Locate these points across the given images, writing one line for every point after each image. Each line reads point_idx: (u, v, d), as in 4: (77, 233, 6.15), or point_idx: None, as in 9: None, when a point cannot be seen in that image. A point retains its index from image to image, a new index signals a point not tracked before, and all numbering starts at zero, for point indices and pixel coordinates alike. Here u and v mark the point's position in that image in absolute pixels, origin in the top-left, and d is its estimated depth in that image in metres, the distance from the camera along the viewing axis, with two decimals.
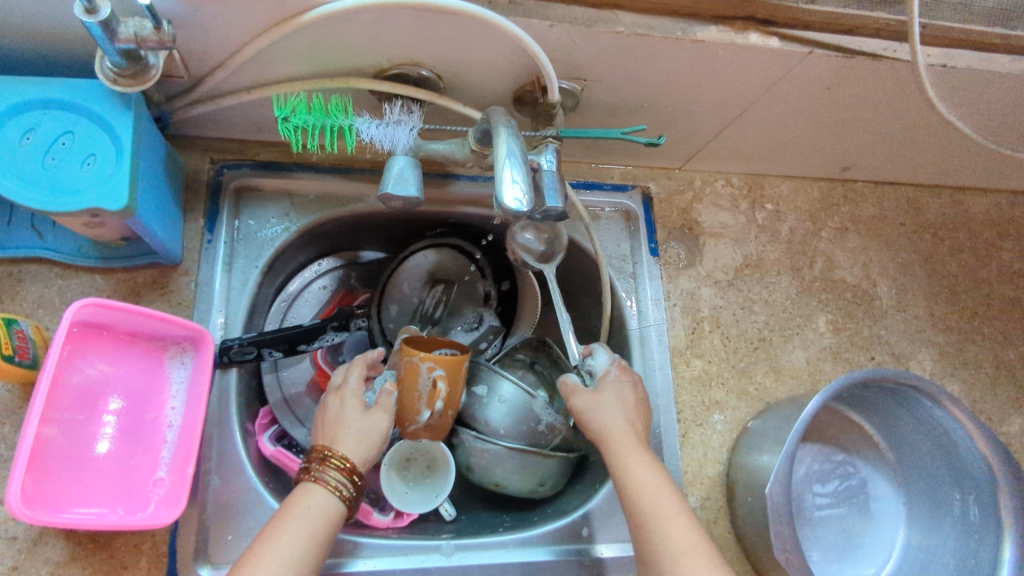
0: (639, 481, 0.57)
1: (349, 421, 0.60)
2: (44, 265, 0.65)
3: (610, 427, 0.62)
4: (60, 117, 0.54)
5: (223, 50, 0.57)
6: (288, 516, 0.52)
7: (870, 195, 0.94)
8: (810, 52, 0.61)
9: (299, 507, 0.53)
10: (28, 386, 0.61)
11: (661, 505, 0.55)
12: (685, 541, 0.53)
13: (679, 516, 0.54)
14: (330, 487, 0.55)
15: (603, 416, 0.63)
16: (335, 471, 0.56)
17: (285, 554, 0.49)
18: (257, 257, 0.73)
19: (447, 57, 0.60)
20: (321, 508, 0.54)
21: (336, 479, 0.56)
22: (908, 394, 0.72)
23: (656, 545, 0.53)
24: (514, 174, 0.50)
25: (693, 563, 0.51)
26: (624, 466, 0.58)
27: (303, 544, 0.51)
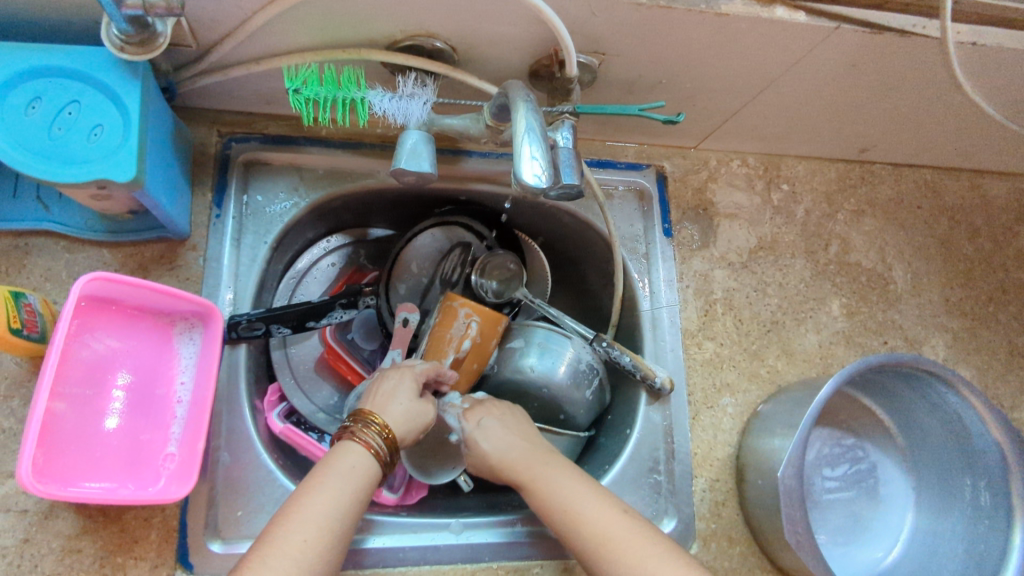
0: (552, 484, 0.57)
1: (398, 394, 0.62)
2: (51, 238, 0.64)
3: (511, 456, 0.61)
4: (66, 86, 0.53)
5: (233, 19, 0.56)
6: (329, 471, 0.52)
7: (887, 177, 0.92)
8: (836, 27, 0.59)
9: (341, 464, 0.53)
10: (37, 359, 0.61)
11: (574, 498, 0.55)
12: (607, 528, 0.52)
13: (596, 502, 0.55)
14: (371, 449, 0.55)
15: (502, 449, 0.62)
16: (379, 434, 0.57)
17: (327, 512, 0.49)
18: (266, 232, 0.72)
19: (462, 29, 0.58)
20: (363, 467, 0.54)
21: (377, 442, 0.56)
22: (923, 379, 0.71)
23: (580, 538, 0.53)
24: (534, 149, 0.49)
25: (617, 547, 0.51)
26: (533, 479, 0.58)
27: (345, 502, 0.51)
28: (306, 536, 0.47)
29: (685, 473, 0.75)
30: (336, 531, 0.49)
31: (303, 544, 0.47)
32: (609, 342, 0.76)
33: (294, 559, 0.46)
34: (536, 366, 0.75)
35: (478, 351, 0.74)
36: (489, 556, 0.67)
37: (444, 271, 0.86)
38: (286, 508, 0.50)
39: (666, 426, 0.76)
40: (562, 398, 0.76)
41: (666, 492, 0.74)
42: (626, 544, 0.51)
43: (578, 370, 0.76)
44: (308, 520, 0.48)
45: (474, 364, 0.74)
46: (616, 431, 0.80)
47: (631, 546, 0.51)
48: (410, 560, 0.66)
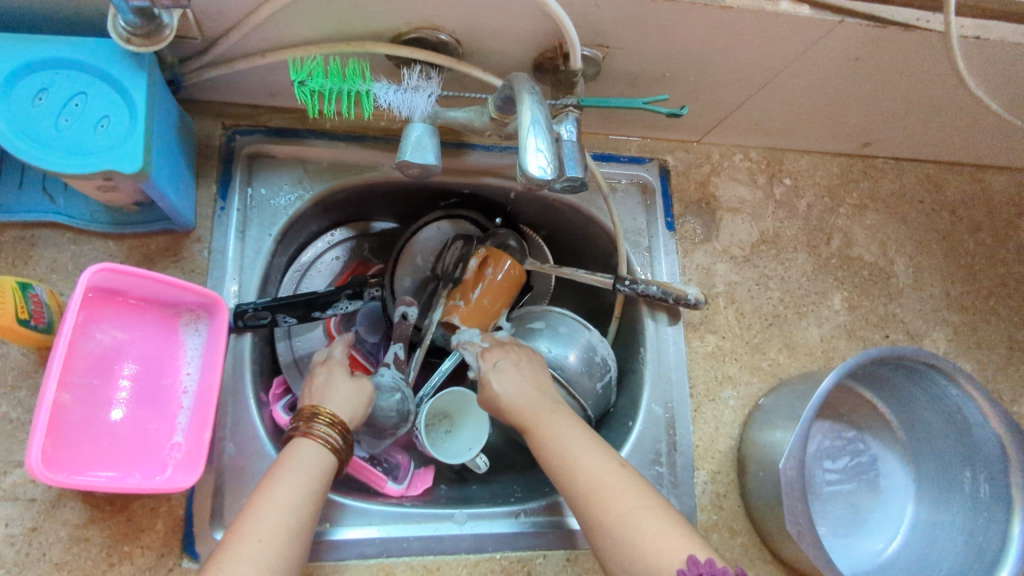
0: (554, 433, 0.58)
1: (335, 383, 0.63)
2: (57, 230, 0.65)
3: (518, 402, 0.62)
4: (72, 77, 0.53)
5: (238, 11, 0.56)
6: (282, 471, 0.53)
7: (890, 171, 0.93)
8: (840, 21, 0.59)
9: (293, 461, 0.54)
10: (44, 350, 0.61)
11: (572, 448, 0.56)
12: (605, 476, 0.53)
13: (592, 454, 0.55)
14: (319, 441, 0.56)
15: (510, 397, 0.63)
16: (323, 424, 0.58)
17: (283, 507, 0.50)
18: (273, 223, 0.72)
19: (467, 21, 0.58)
20: (314, 460, 0.55)
21: (325, 431, 0.57)
22: (923, 372, 0.71)
23: (572, 486, 0.54)
24: (539, 141, 0.49)
25: (606, 495, 0.52)
26: (536, 427, 0.59)
27: (302, 497, 0.51)
28: (260, 532, 0.47)
29: (687, 465, 0.75)
30: (296, 526, 0.49)
31: (259, 541, 0.47)
32: (634, 279, 0.76)
33: (251, 557, 0.46)
34: (551, 350, 0.76)
35: (491, 288, 0.79)
36: (492, 546, 0.68)
37: (444, 269, 0.85)
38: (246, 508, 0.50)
39: (668, 419, 0.77)
40: (575, 386, 0.76)
41: (668, 484, 0.75)
42: (615, 492, 0.52)
43: (591, 360, 0.77)
44: (265, 517, 0.49)
45: (485, 301, 0.79)
46: (618, 423, 0.81)
47: (618, 494, 0.52)
48: (414, 549, 0.66)
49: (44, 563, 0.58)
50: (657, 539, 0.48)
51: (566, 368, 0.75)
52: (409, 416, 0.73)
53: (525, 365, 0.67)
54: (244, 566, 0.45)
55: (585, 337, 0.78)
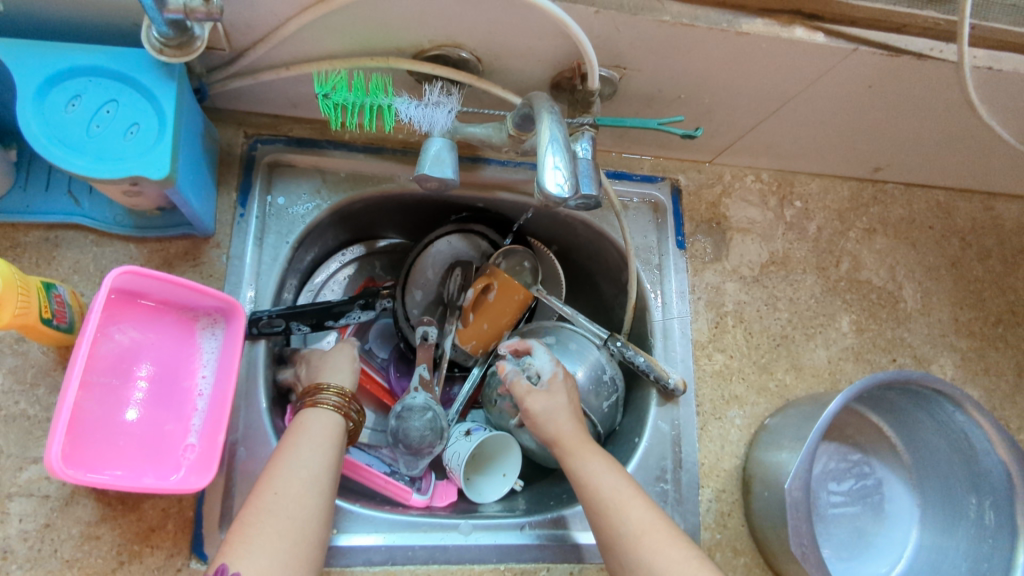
0: (594, 475, 0.59)
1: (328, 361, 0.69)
2: (81, 232, 0.66)
3: (563, 429, 0.63)
4: (104, 85, 0.54)
5: (266, 24, 0.57)
6: (295, 438, 0.57)
7: (900, 197, 0.93)
8: (854, 49, 0.60)
9: (303, 430, 0.58)
10: (64, 349, 0.63)
11: (619, 487, 0.57)
12: (643, 520, 0.55)
13: (637, 499, 0.57)
14: (326, 405, 0.61)
15: (557, 420, 0.64)
16: (328, 393, 0.63)
17: (299, 466, 0.54)
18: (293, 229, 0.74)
19: (489, 40, 0.60)
20: (325, 427, 0.59)
21: (331, 399, 0.62)
22: (930, 398, 0.71)
23: (616, 531, 0.55)
24: (557, 159, 0.51)
25: (655, 540, 0.54)
26: (578, 462, 0.60)
27: (319, 466, 0.55)
28: (277, 488, 0.52)
29: (692, 483, 0.75)
30: (310, 481, 0.54)
31: (275, 494, 0.52)
32: (624, 342, 0.78)
33: (270, 510, 0.50)
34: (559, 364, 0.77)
35: (489, 312, 0.83)
36: (497, 558, 0.68)
37: (449, 296, 0.87)
38: (265, 470, 0.54)
39: (674, 436, 0.77)
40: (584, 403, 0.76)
41: (673, 501, 0.75)
42: (661, 541, 0.54)
43: (599, 379, 0.78)
44: (283, 475, 0.53)
45: (482, 325, 0.83)
46: (625, 439, 0.81)
47: (668, 541, 0.54)
48: (419, 558, 0.67)
49: (56, 559, 0.59)
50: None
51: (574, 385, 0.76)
52: (443, 434, 0.76)
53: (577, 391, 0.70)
54: (265, 519, 0.50)
55: (594, 355, 0.79)
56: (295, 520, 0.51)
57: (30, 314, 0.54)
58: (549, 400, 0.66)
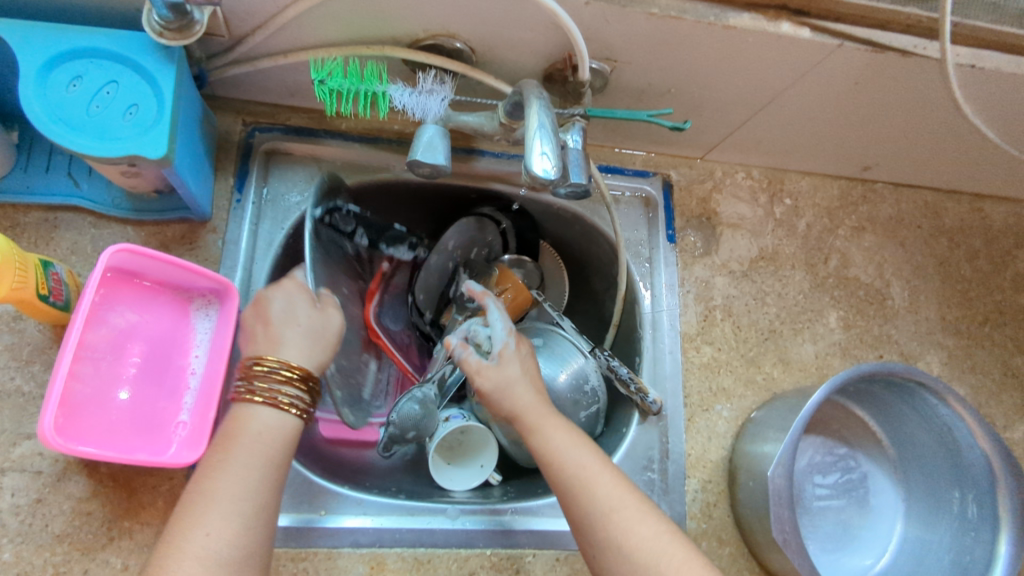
0: (562, 452, 0.57)
1: (295, 319, 0.58)
2: (79, 213, 0.67)
3: (522, 404, 0.60)
4: (105, 67, 0.56)
5: (265, 11, 0.59)
6: (233, 444, 0.49)
7: (889, 196, 0.95)
8: (839, 45, 0.62)
9: (246, 433, 0.50)
10: (60, 327, 0.64)
11: (588, 467, 0.56)
12: (613, 496, 0.54)
13: (607, 475, 0.56)
14: (278, 404, 0.52)
15: (512, 395, 0.61)
16: (264, 382, 0.53)
17: (237, 489, 0.46)
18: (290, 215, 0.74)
19: (482, 30, 0.61)
20: (272, 430, 0.51)
21: (269, 387, 0.53)
22: (914, 391, 0.72)
23: (586, 507, 0.54)
24: (544, 145, 0.52)
25: (625, 517, 0.53)
26: (544, 440, 0.58)
27: (259, 473, 0.48)
28: (211, 527, 0.44)
29: (678, 473, 0.76)
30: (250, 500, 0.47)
31: (206, 534, 0.44)
32: (611, 354, 0.80)
33: (196, 554, 0.43)
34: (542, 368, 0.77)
35: None
36: (483, 542, 0.69)
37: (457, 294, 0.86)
38: (192, 490, 0.46)
39: (662, 427, 0.78)
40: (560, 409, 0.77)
41: (659, 491, 0.76)
42: (631, 514, 0.53)
43: (579, 386, 0.78)
44: (217, 504, 0.45)
45: None
46: (615, 430, 0.82)
47: (637, 516, 0.53)
48: (406, 541, 0.68)
49: (47, 534, 0.60)
50: (683, 569, 0.51)
51: (554, 388, 0.77)
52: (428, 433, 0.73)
53: (531, 357, 0.67)
54: (191, 565, 0.42)
55: (579, 363, 0.79)
56: (237, 552, 0.45)
57: (27, 289, 0.55)
58: (498, 374, 0.62)
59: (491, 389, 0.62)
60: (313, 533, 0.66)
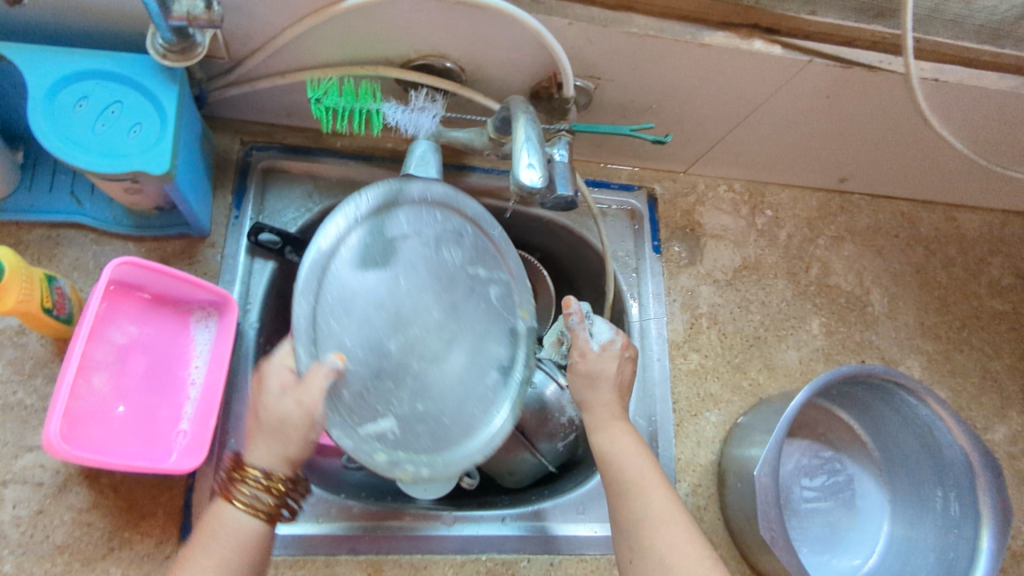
0: (620, 455, 0.60)
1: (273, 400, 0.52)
2: (82, 231, 0.69)
3: (597, 401, 0.64)
4: (110, 88, 0.58)
5: (264, 34, 0.62)
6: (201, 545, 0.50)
7: (865, 207, 0.98)
8: (809, 62, 0.65)
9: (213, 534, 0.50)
10: (62, 341, 0.65)
11: (643, 474, 0.58)
12: (662, 509, 0.56)
13: (659, 486, 0.58)
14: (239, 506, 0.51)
15: (593, 390, 0.64)
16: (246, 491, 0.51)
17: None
18: (373, 252, 0.56)
19: (471, 51, 0.64)
20: (238, 533, 0.50)
21: (251, 495, 0.51)
22: (893, 392, 0.75)
23: (637, 514, 0.56)
24: (531, 157, 0.55)
25: (670, 533, 0.54)
26: (611, 442, 0.61)
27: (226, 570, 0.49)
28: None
29: (669, 478, 0.78)
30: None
31: None
32: None
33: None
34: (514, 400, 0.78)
35: None
36: (479, 548, 0.70)
37: None
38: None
39: (652, 432, 0.80)
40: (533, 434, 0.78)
41: None
42: (675, 535, 0.54)
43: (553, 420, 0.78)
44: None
45: None
46: None
47: (685, 537, 0.54)
48: (403, 548, 0.69)
49: (47, 545, 0.60)
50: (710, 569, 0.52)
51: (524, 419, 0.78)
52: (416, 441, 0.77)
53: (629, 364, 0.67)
54: None
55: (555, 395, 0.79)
56: None
57: (32, 301, 0.57)
58: (598, 363, 0.64)
59: (594, 371, 0.64)
60: (310, 540, 0.67)
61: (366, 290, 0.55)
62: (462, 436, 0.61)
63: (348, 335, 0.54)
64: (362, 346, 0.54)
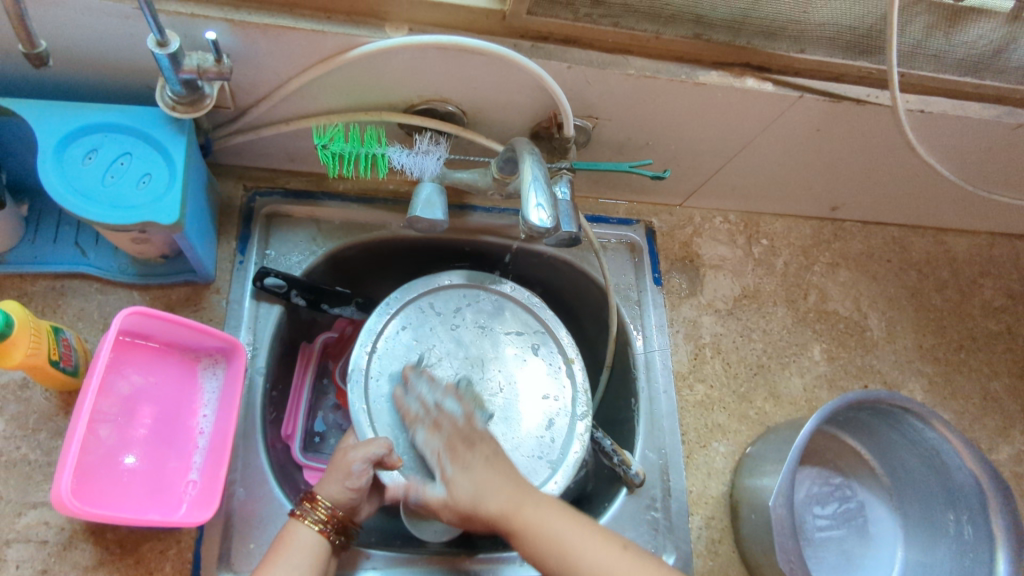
0: (545, 527, 0.56)
1: (343, 457, 0.62)
2: (86, 280, 0.69)
3: (495, 501, 0.57)
4: (120, 140, 0.59)
5: (269, 83, 0.63)
6: (276, 558, 0.57)
7: (858, 233, 1.00)
8: (801, 96, 0.67)
9: (287, 547, 0.58)
10: (66, 393, 0.64)
11: (569, 542, 0.55)
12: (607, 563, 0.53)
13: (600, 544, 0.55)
14: (312, 524, 0.59)
15: (490, 485, 0.58)
16: (319, 511, 0.60)
17: None
18: (407, 343, 0.73)
19: (473, 95, 0.66)
20: (309, 546, 0.59)
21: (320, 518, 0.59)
22: (899, 416, 0.75)
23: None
24: (539, 197, 0.56)
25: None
26: (541, 531, 0.56)
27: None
28: None
29: (681, 511, 0.77)
30: None
31: None
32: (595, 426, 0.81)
33: None
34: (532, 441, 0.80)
35: None
36: None
37: None
38: None
39: (662, 465, 0.79)
40: None
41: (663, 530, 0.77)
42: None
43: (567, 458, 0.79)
44: None
45: None
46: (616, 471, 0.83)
47: None
48: None
49: None
50: None
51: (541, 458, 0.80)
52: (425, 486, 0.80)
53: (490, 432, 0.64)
54: None
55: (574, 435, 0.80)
56: None
57: (40, 354, 0.57)
58: (461, 492, 0.59)
59: (466, 505, 0.58)
60: None
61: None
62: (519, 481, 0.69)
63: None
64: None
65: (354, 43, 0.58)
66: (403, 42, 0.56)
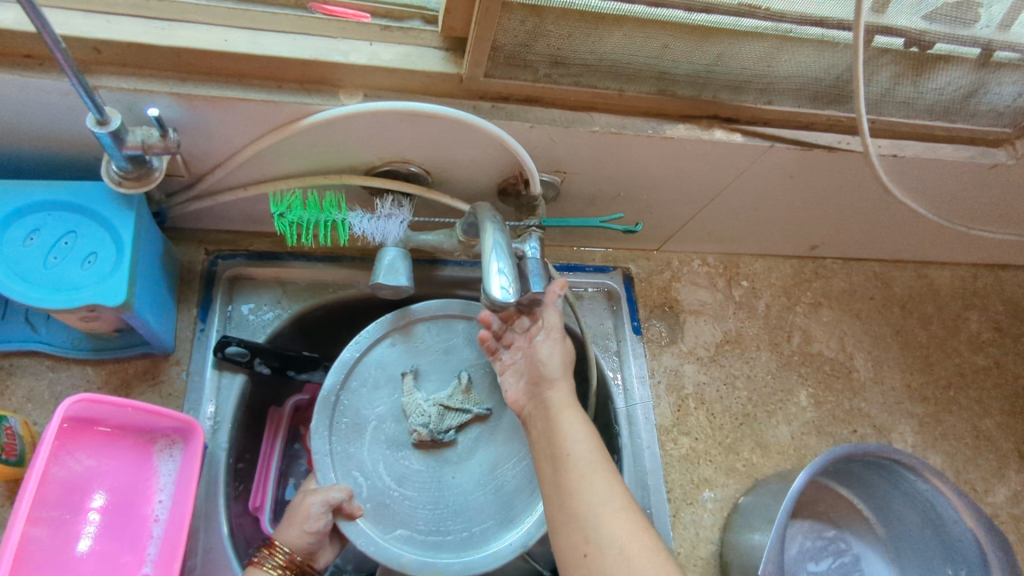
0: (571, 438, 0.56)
1: (299, 505, 0.63)
2: (36, 358, 0.66)
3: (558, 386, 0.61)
4: (64, 218, 0.56)
5: (223, 151, 0.61)
6: None
7: (839, 271, 0.98)
8: (771, 146, 0.65)
9: None
10: (12, 483, 0.61)
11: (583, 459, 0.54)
12: (606, 491, 0.51)
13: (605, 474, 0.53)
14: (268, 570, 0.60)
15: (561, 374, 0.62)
16: (276, 556, 0.60)
17: None
18: (382, 381, 0.71)
19: (435, 156, 0.64)
20: None
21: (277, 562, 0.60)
22: (892, 468, 0.72)
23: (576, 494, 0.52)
24: (500, 264, 0.54)
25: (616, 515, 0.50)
26: (565, 436, 0.56)
27: None
28: None
29: None
30: None
31: None
32: None
33: None
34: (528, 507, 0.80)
35: None
36: None
37: None
38: None
39: (648, 526, 0.76)
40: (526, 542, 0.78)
41: None
42: (623, 529, 0.49)
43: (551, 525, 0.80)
44: None
45: None
46: None
47: None
48: None
49: None
50: None
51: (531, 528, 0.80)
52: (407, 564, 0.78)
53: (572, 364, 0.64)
54: None
55: None
56: None
57: None
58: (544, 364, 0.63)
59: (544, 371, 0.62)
60: None
61: (379, 418, 0.69)
62: (485, 528, 0.67)
63: (373, 458, 0.68)
64: (398, 462, 0.68)
65: (308, 111, 0.55)
66: (357, 109, 0.54)
